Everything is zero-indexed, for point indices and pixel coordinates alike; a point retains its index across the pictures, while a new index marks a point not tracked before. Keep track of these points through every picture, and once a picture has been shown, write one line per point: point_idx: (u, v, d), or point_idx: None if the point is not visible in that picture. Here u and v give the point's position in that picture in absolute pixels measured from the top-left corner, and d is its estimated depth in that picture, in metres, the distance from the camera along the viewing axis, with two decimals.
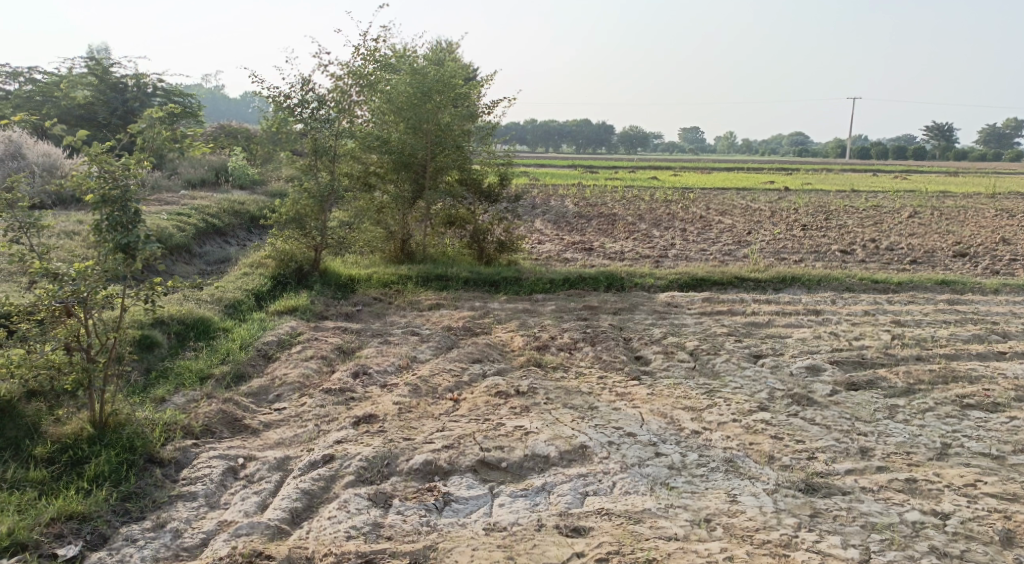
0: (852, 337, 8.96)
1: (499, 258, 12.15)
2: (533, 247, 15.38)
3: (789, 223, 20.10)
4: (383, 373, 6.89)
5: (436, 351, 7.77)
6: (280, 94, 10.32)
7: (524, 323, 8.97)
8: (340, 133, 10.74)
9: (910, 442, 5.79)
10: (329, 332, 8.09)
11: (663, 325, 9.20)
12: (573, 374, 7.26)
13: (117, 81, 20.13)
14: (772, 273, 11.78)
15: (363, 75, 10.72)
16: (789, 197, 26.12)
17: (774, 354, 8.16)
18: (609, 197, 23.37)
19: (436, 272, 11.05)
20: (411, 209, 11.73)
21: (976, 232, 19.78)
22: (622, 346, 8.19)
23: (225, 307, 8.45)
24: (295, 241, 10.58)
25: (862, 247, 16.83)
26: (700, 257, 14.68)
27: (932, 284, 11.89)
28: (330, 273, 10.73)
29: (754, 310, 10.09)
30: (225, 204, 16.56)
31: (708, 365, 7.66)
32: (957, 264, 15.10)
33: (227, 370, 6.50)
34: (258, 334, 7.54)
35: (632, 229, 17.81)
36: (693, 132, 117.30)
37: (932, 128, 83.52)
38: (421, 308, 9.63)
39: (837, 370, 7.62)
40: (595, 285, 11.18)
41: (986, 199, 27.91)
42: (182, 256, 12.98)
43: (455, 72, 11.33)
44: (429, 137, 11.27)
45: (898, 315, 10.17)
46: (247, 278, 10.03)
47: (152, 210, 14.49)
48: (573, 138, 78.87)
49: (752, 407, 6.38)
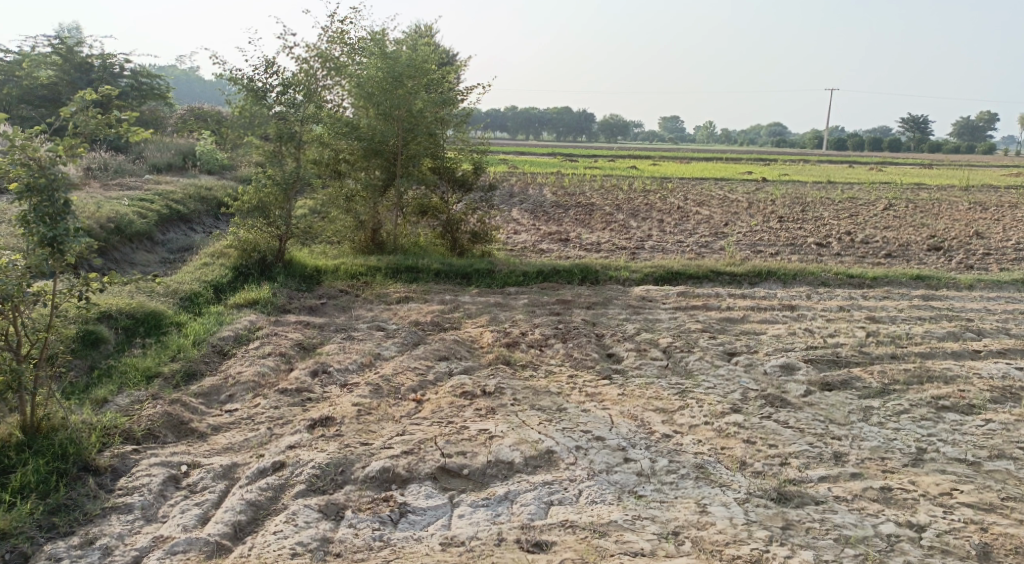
0: (827, 335, 8.82)
1: (473, 249, 11.88)
2: (508, 238, 15.12)
3: (766, 215, 19.99)
4: (344, 371, 6.63)
5: (402, 347, 7.52)
6: (243, 75, 9.93)
7: (494, 318, 8.73)
8: (308, 118, 10.28)
9: (884, 446, 5.63)
10: (290, 327, 7.82)
11: (636, 320, 9.00)
12: (543, 372, 7.04)
13: (83, 61, 19.55)
14: (748, 267, 11.63)
15: (331, 58, 10.33)
16: (766, 188, 26.07)
17: (748, 351, 7.99)
18: (587, 186, 23.14)
19: (406, 263, 10.76)
20: (382, 198, 11.40)
21: (950, 225, 19.81)
22: (594, 343, 7.98)
23: (181, 300, 8.16)
24: (259, 230, 10.24)
25: (838, 240, 16.75)
26: (677, 249, 14.52)
27: (907, 279, 11.80)
28: (295, 264, 10.40)
29: (729, 305, 9.92)
30: (192, 190, 16.14)
31: (681, 363, 7.47)
32: (931, 259, 15.07)
33: (177, 368, 6.26)
34: (213, 329, 7.27)
35: (609, 219, 17.60)
36: (673, 122, 117.38)
37: (909, 120, 84.00)
38: (388, 301, 9.36)
39: (812, 369, 7.45)
40: (569, 278, 10.94)
41: (960, 193, 28.05)
42: (143, 244, 12.62)
43: (426, 57, 11.04)
44: (401, 124, 10.97)
45: (873, 311, 10.05)
46: (207, 269, 9.70)
47: (113, 195, 14.06)
48: (553, 126, 78.53)
49: (725, 409, 6.19)
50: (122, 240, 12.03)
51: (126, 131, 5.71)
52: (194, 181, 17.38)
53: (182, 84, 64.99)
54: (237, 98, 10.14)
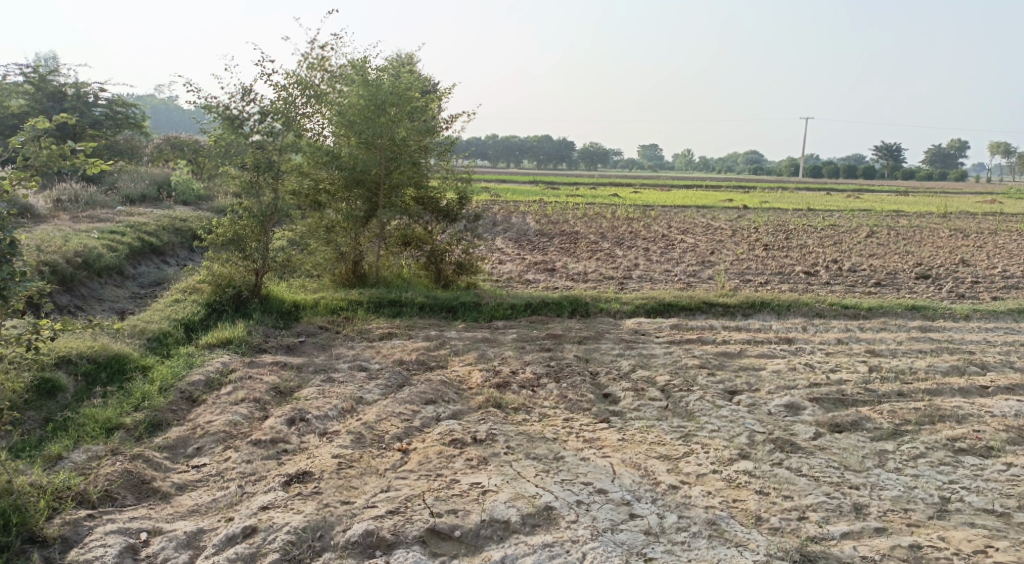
0: (828, 370, 8.48)
1: (458, 280, 11.50)
2: (493, 268, 14.76)
3: (751, 242, 19.79)
4: (323, 418, 6.17)
5: (386, 390, 7.07)
6: (218, 103, 9.52)
7: (482, 355, 8.31)
8: (286, 147, 9.92)
9: (906, 496, 5.26)
10: (266, 369, 7.36)
11: (630, 356, 8.62)
12: (536, 416, 6.62)
13: (57, 90, 19.16)
14: (740, 297, 11.31)
15: (310, 85, 9.96)
16: (748, 216, 26.00)
17: (749, 389, 7.62)
18: (570, 214, 22.90)
19: (389, 297, 10.33)
20: (364, 228, 11.02)
21: (935, 252, 19.71)
22: (588, 381, 7.58)
23: (148, 341, 7.69)
24: (233, 264, 9.77)
25: (825, 268, 16.56)
26: (665, 278, 14.21)
27: (902, 309, 11.52)
28: (272, 299, 9.93)
29: (725, 338, 9.58)
30: (166, 221, 15.68)
31: (681, 404, 7.08)
32: (921, 287, 14.87)
33: (140, 418, 5.86)
34: (182, 373, 6.81)
35: (594, 248, 17.29)
36: (652, 150, 118.41)
37: (882, 149, 85.33)
38: (371, 338, 8.92)
39: (818, 409, 7.08)
40: (559, 311, 10.55)
41: (939, 219, 28.15)
42: (113, 279, 12.14)
43: (410, 84, 10.71)
44: (383, 153, 10.62)
45: (872, 344, 9.74)
46: (178, 306, 9.25)
47: (83, 228, 13.58)
48: (534, 154, 78.65)
49: (733, 455, 5.80)
50: (90, 275, 11.55)
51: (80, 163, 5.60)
52: (169, 212, 16.92)
53: (158, 113, 64.49)
54: (212, 127, 9.70)
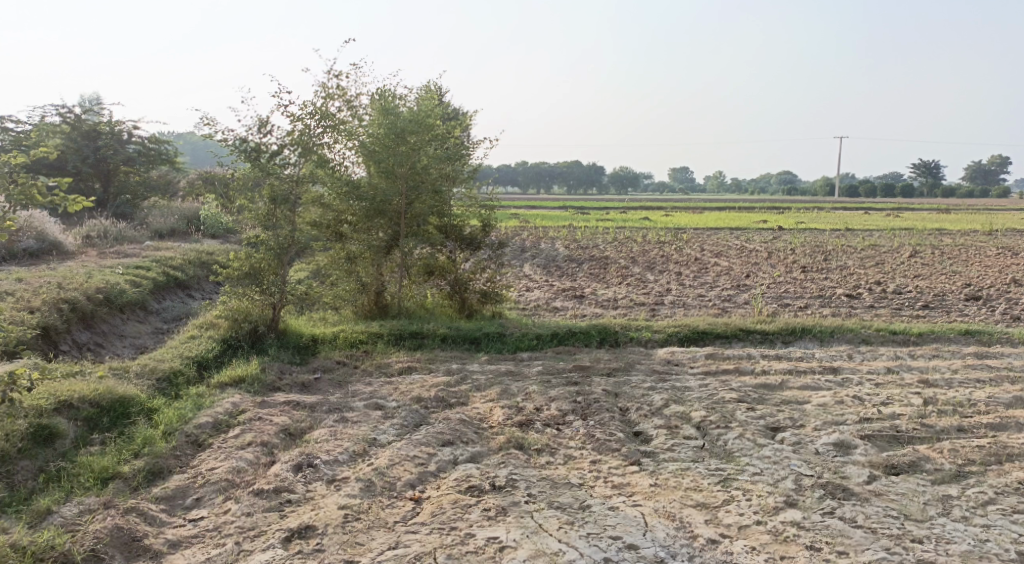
0: (878, 403, 7.86)
1: (483, 310, 11.08)
2: (521, 295, 14.35)
3: (788, 264, 19.13)
4: (333, 463, 5.76)
5: (402, 430, 6.64)
6: (234, 136, 9.23)
7: (505, 390, 7.85)
8: (304, 178, 9.61)
9: (977, 551, 4.82)
10: (277, 409, 6.98)
11: (663, 389, 8.09)
12: (561, 458, 6.14)
13: (90, 128, 19.27)
14: (780, 324, 10.72)
15: (329, 115, 9.64)
16: (785, 237, 25.30)
17: (793, 426, 7.04)
18: (601, 239, 22.43)
19: (411, 329, 9.95)
20: (386, 258, 10.70)
21: (984, 272, 18.85)
22: (617, 418, 7.08)
23: (158, 382, 7.38)
24: (250, 298, 9.45)
25: (869, 291, 15.85)
26: (699, 304, 13.66)
27: (955, 334, 10.82)
28: (290, 333, 9.60)
29: (764, 368, 9.00)
30: (192, 254, 15.54)
31: (719, 443, 6.54)
32: (972, 310, 14.11)
33: (139, 466, 5.52)
34: (188, 416, 6.46)
35: (625, 273, 16.77)
36: (683, 172, 117.64)
37: (919, 166, 83.75)
38: (390, 373, 8.52)
39: (870, 448, 6.51)
40: (587, 341, 10.07)
41: (985, 237, 27.19)
42: (136, 314, 11.96)
43: (431, 111, 10.44)
44: (404, 182, 10.31)
45: (924, 373, 9.09)
46: (193, 342, 8.96)
47: (107, 264, 13.46)
48: (565, 179, 78.39)
49: (778, 502, 5.28)
50: (111, 311, 11.35)
51: (60, 199, 5.59)
52: (196, 246, 16.81)
53: (193, 148, 65.51)
54: (228, 160, 9.42)
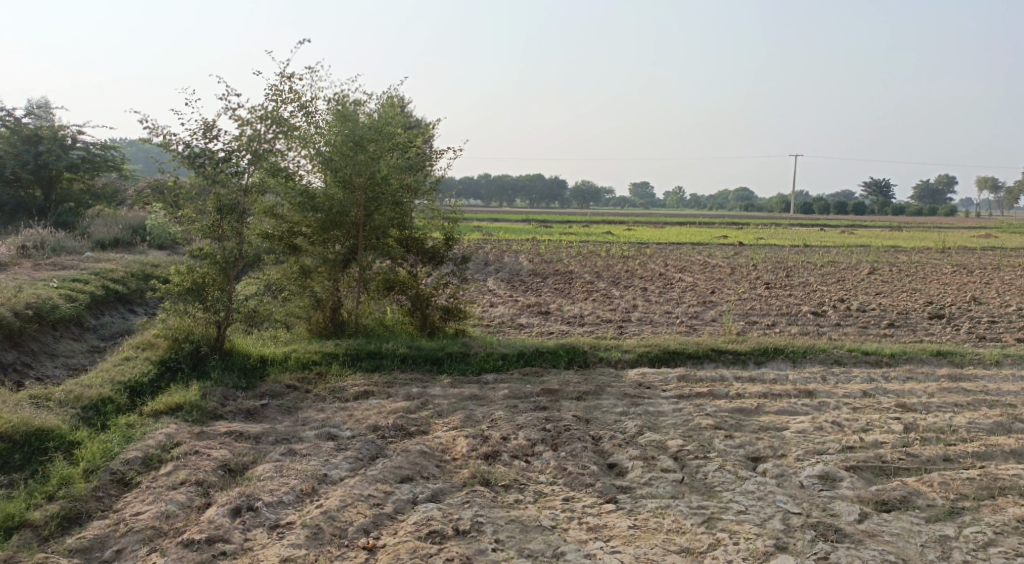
0: (859, 429, 7.51)
1: (445, 327, 10.52)
2: (484, 311, 13.85)
3: (752, 280, 18.93)
4: (276, 506, 5.25)
5: (356, 464, 6.08)
6: (177, 140, 8.56)
7: (469, 417, 7.32)
8: (254, 186, 8.96)
9: None
10: (217, 440, 6.41)
11: (636, 415, 7.64)
12: (530, 496, 5.63)
13: (31, 133, 18.32)
14: (752, 344, 10.37)
15: (282, 119, 9.03)
16: (745, 253, 25.23)
17: (775, 456, 6.63)
18: (564, 253, 22.06)
19: (368, 348, 9.36)
20: (343, 273, 10.09)
21: (943, 290, 18.89)
22: (590, 448, 6.58)
23: (84, 410, 6.74)
24: (193, 315, 8.79)
25: (834, 308, 15.68)
26: (666, 321, 13.32)
27: (927, 355, 10.58)
28: (235, 354, 8.92)
29: (739, 391, 8.61)
30: (135, 266, 14.75)
31: (698, 477, 6.09)
32: (937, 329, 14.00)
33: (52, 512, 5.05)
34: (114, 451, 5.95)
35: (590, 288, 16.38)
36: (642, 188, 118.51)
37: (870, 184, 85.57)
38: (344, 399, 7.92)
39: (858, 481, 6.13)
40: (554, 361, 9.58)
41: (939, 254, 27.55)
42: (70, 331, 11.20)
43: (391, 118, 9.90)
44: (362, 192, 9.73)
45: (902, 396, 8.79)
46: (127, 364, 8.28)
47: (42, 277, 12.64)
48: (526, 192, 78.25)
49: (769, 548, 4.92)
50: (43, 328, 10.58)
51: None
52: (141, 257, 15.99)
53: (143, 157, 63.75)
54: (172, 166, 8.75)
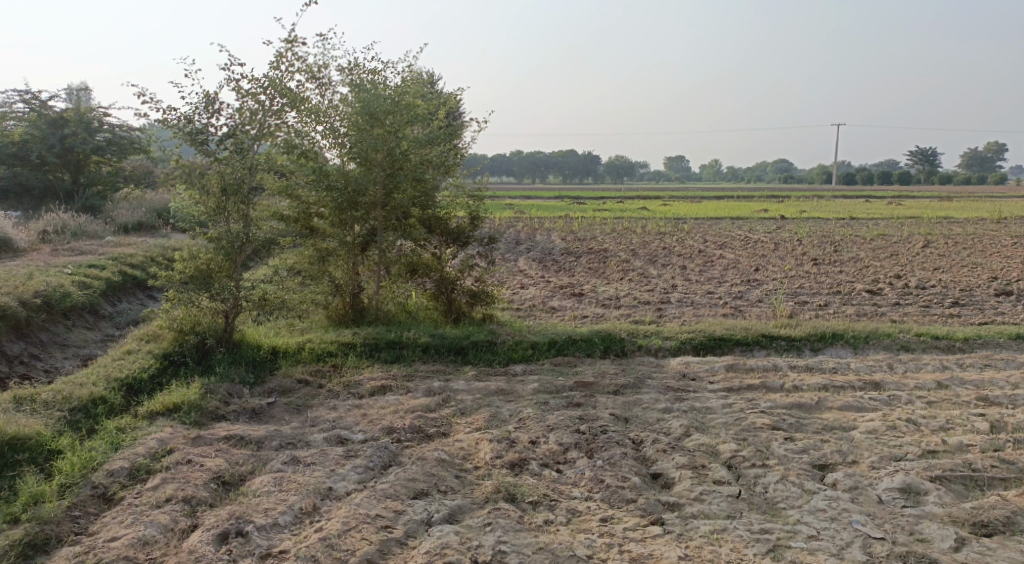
0: (938, 429, 6.59)
1: (472, 312, 9.75)
2: (514, 293, 13.07)
3: (799, 256, 17.83)
4: (269, 529, 4.60)
5: (365, 475, 5.37)
6: (177, 115, 7.86)
7: (495, 416, 6.56)
8: (260, 164, 8.22)
9: None
10: (213, 445, 5.77)
11: (681, 413, 6.80)
12: (563, 515, 4.88)
13: (54, 115, 17.83)
14: (807, 329, 9.42)
15: (290, 91, 8.22)
16: (789, 226, 24.03)
17: (845, 463, 5.77)
18: (599, 230, 21.14)
19: (388, 337, 8.64)
20: (363, 256, 9.35)
21: (1006, 264, 17.59)
22: (630, 455, 5.76)
23: (73, 413, 6.17)
24: (199, 305, 8.16)
25: (889, 285, 14.60)
26: (709, 302, 12.41)
27: (1004, 339, 9.53)
28: (244, 346, 8.27)
29: (795, 384, 7.72)
30: (155, 250, 14.22)
31: (758, 490, 5.27)
32: (1006, 307, 12.87)
33: (15, 538, 4.52)
34: (98, 461, 5.36)
35: (626, 267, 15.51)
36: (679, 161, 116.26)
37: (917, 153, 82.65)
38: (359, 395, 7.21)
39: (948, 495, 5.27)
40: (589, 350, 8.76)
41: (995, 225, 26.03)
42: (83, 319, 10.68)
43: (410, 88, 9.03)
44: (380, 169, 8.94)
45: (981, 388, 7.83)
46: (128, 359, 7.70)
47: (56, 262, 12.16)
48: (561, 168, 77.02)
49: None
50: (53, 317, 10.07)
51: None
52: (164, 241, 15.46)
53: None
54: (172, 143, 8.06)
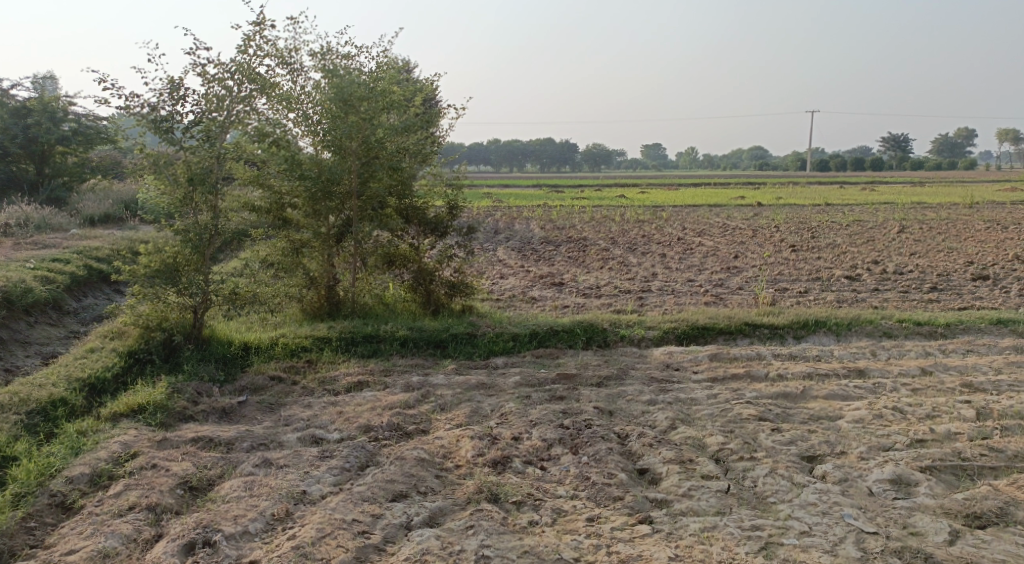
0: (925, 417, 6.50)
1: (451, 304, 9.53)
2: (493, 284, 12.85)
3: (777, 243, 17.79)
4: (239, 538, 4.39)
5: (341, 476, 5.16)
6: (140, 102, 7.53)
7: (475, 411, 6.37)
8: (229, 153, 7.90)
9: None
10: (180, 448, 5.52)
11: (665, 405, 6.65)
12: (548, 515, 4.71)
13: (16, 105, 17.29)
14: (790, 316, 9.31)
15: (258, 76, 7.92)
16: (766, 213, 24.00)
17: (834, 454, 5.65)
18: (577, 218, 20.94)
19: (365, 330, 8.40)
20: (338, 248, 9.08)
21: (981, 248, 17.67)
22: (616, 450, 5.59)
23: (31, 416, 5.89)
24: (166, 301, 7.87)
25: (867, 271, 14.57)
26: (689, 290, 12.29)
27: (985, 324, 9.48)
28: (214, 342, 8.00)
29: (780, 373, 7.60)
30: (123, 243, 13.82)
31: (748, 484, 5.13)
32: (984, 292, 12.88)
33: None
34: (56, 468, 5.10)
35: (606, 256, 15.37)
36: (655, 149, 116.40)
37: (890, 139, 83.37)
38: (335, 392, 6.98)
39: (940, 486, 5.16)
40: (571, 340, 8.58)
41: (968, 209, 26.21)
42: (47, 315, 10.32)
43: (384, 74, 8.75)
44: (355, 158, 8.68)
45: (965, 374, 7.76)
46: (92, 357, 7.41)
47: (19, 257, 11.76)
48: (537, 156, 76.76)
49: None
50: (15, 314, 9.72)
51: None
52: (132, 235, 15.04)
53: None
54: (135, 132, 7.73)
